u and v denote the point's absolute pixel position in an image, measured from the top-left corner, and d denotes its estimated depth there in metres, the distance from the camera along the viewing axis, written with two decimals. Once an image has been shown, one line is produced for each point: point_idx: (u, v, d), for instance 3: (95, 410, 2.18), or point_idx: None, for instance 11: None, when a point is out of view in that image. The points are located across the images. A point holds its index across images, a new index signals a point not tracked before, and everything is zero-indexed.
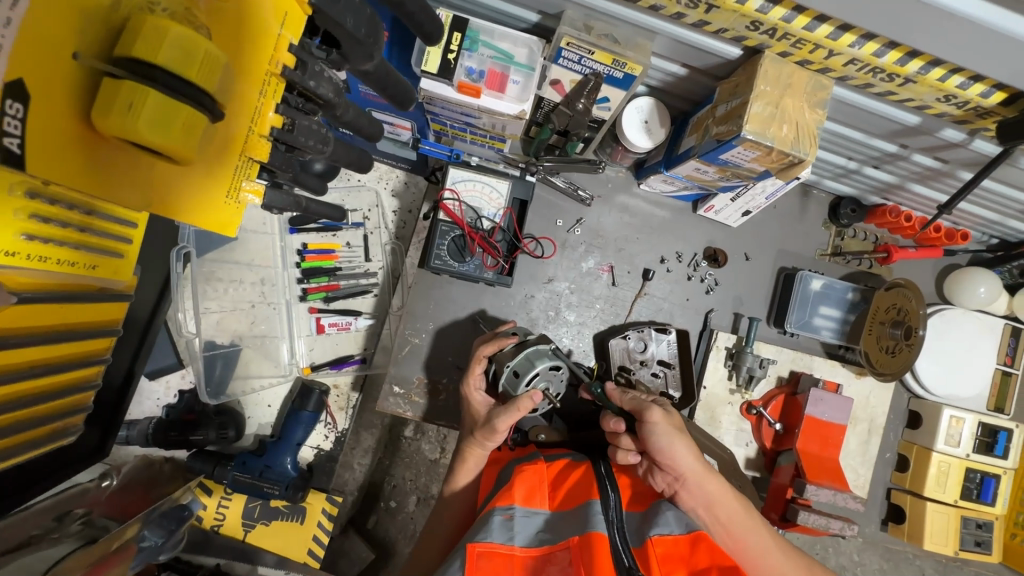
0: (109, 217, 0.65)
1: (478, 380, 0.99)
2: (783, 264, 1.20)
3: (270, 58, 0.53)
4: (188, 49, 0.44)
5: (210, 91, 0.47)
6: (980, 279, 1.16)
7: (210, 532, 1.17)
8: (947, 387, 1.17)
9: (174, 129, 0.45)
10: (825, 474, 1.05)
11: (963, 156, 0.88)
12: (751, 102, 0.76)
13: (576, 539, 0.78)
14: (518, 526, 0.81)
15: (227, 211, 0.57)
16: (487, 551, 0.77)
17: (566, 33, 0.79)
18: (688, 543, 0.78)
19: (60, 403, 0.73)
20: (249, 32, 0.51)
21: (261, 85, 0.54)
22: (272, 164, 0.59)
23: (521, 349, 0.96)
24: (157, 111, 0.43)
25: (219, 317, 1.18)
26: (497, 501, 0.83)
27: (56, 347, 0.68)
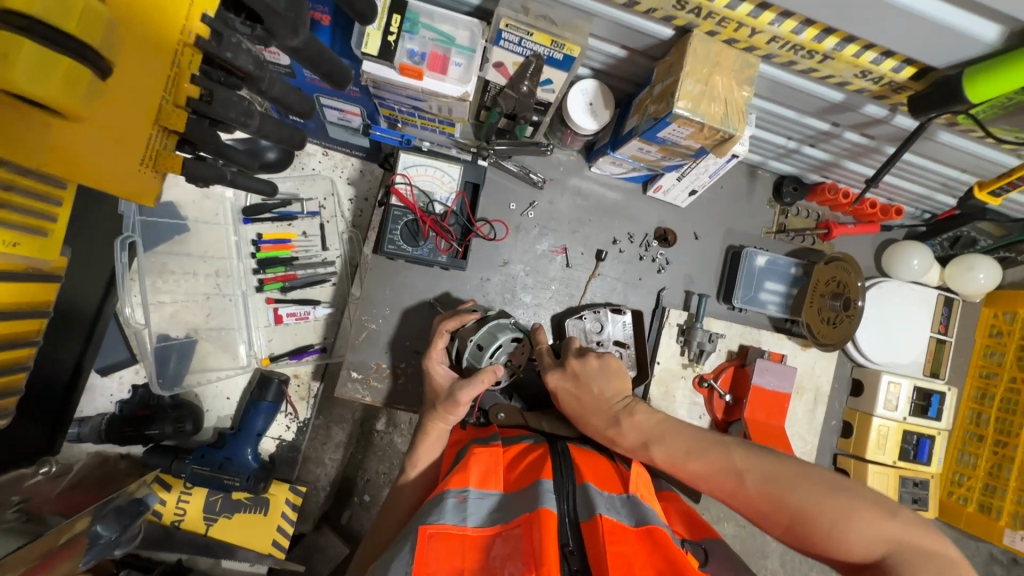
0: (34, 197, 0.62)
1: (439, 355, 1.00)
2: (731, 242, 1.24)
3: (181, 28, 0.53)
4: (66, 0, 0.43)
5: (95, 45, 0.46)
6: (913, 252, 1.23)
7: (171, 528, 1.16)
8: (885, 354, 1.23)
9: (55, 81, 0.44)
10: (771, 440, 1.10)
11: (886, 131, 0.93)
12: (682, 79, 0.79)
13: (527, 516, 0.77)
14: (471, 508, 0.81)
15: (142, 179, 0.57)
16: (438, 531, 0.76)
17: (504, 15, 0.82)
18: (637, 534, 0.75)
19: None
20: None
21: (173, 55, 0.54)
22: (190, 134, 0.58)
23: (483, 325, 0.99)
24: (34, 60, 0.42)
25: (173, 309, 1.17)
26: (451, 484, 0.83)
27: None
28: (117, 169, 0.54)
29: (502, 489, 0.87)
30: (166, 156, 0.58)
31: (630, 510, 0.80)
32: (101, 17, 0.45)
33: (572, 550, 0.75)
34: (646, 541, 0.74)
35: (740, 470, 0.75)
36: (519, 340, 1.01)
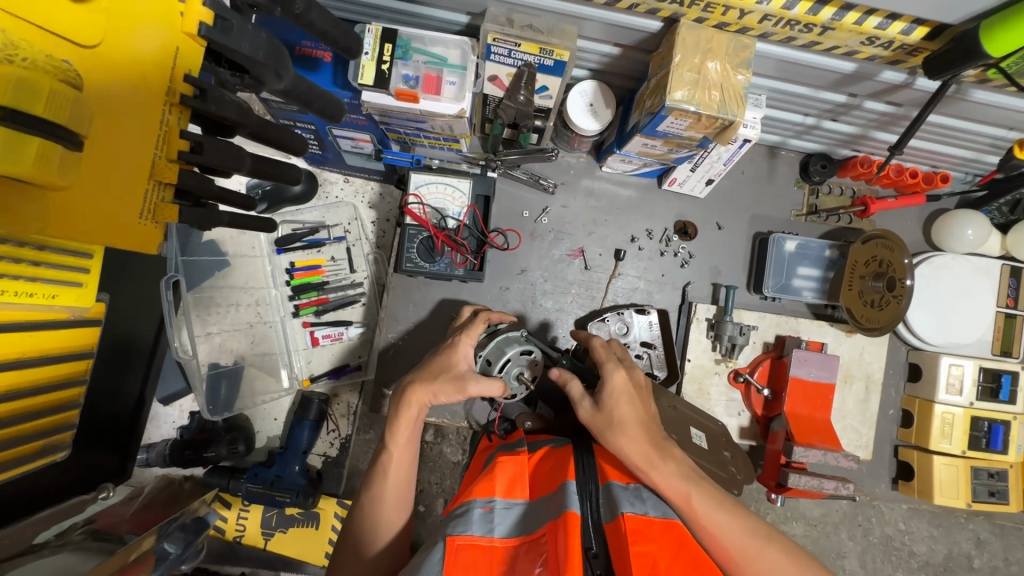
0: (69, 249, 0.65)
1: (473, 333, 0.94)
2: (758, 228, 1.19)
3: (167, 90, 0.53)
4: (35, 85, 0.42)
5: (65, 123, 0.45)
6: (966, 221, 1.12)
7: (233, 543, 1.26)
8: (943, 334, 1.13)
9: (27, 160, 0.43)
10: (815, 434, 1.04)
11: (911, 96, 0.87)
12: (674, 70, 0.77)
13: (553, 523, 0.75)
14: (498, 518, 0.80)
15: (147, 232, 0.55)
16: (466, 543, 0.75)
17: (491, 30, 0.82)
18: (662, 525, 0.74)
19: (40, 422, 0.72)
20: (137, 68, 0.51)
21: (161, 112, 0.53)
22: (185, 186, 0.57)
23: (493, 338, 0.95)
24: (12, 142, 0.42)
25: (221, 339, 1.23)
26: (477, 494, 0.83)
27: (26, 373, 0.67)
28: (124, 226, 0.52)
29: (528, 496, 0.86)
30: (165, 208, 0.56)
31: (655, 503, 0.79)
32: (68, 94, 0.45)
33: (596, 553, 0.74)
34: (671, 535, 0.74)
35: (748, 534, 0.80)
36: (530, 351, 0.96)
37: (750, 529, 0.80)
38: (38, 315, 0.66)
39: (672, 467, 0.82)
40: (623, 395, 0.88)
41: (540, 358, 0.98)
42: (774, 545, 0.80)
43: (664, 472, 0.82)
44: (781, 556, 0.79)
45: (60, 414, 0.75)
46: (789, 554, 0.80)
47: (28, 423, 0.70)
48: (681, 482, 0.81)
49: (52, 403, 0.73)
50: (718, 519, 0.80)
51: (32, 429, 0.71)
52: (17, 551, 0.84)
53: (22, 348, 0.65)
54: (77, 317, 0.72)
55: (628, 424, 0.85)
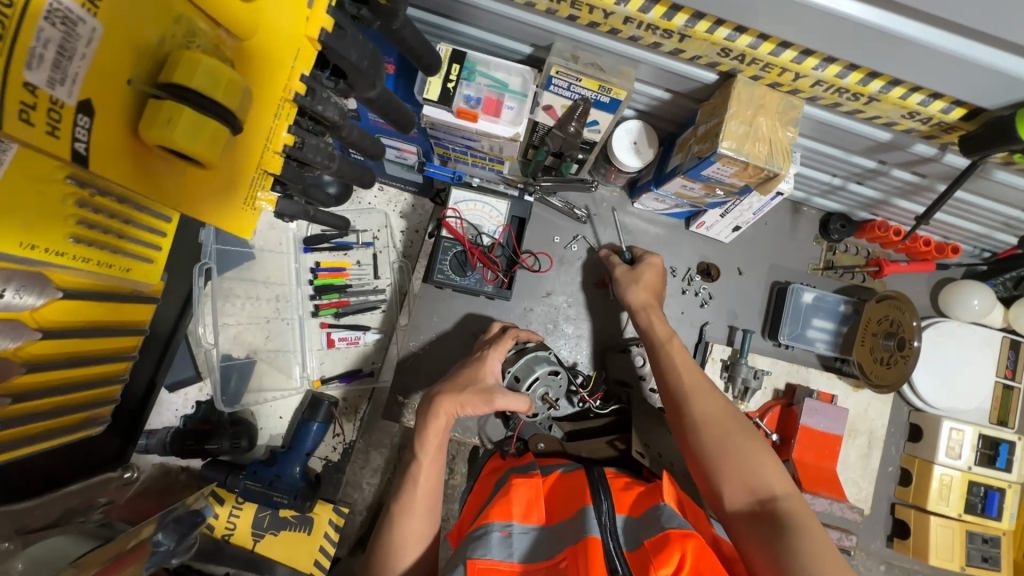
0: (145, 225, 0.66)
1: (500, 348, 0.95)
2: (776, 278, 1.24)
3: (283, 87, 0.55)
4: (218, 74, 0.45)
5: (234, 109, 0.48)
6: (973, 292, 1.18)
7: (221, 542, 1.21)
8: (945, 398, 1.17)
9: (203, 141, 0.45)
10: (821, 484, 1.06)
11: (938, 170, 0.93)
12: (726, 120, 0.81)
13: (573, 546, 0.75)
14: (516, 543, 0.80)
15: (246, 217, 0.58)
16: (487, 567, 0.75)
17: (555, 64, 0.87)
18: (679, 536, 0.73)
19: (88, 394, 0.72)
20: (270, 66, 0.53)
21: (276, 109, 0.55)
22: (281, 176, 0.60)
23: (521, 355, 0.97)
24: (193, 125, 0.44)
25: (236, 330, 1.25)
26: (494, 517, 0.82)
27: (85, 343, 0.67)
28: (230, 209, 0.55)
29: (545, 521, 0.86)
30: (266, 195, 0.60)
31: (671, 516, 0.79)
32: (238, 85, 0.47)
33: None
34: (690, 545, 0.72)
35: (703, 382, 0.91)
36: (557, 372, 0.99)
37: (742, 428, 0.84)
38: (105, 285, 0.66)
39: (704, 384, 0.90)
40: (652, 291, 1.05)
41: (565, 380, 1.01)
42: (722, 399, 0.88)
43: (656, 317, 1.01)
44: (727, 405, 0.87)
45: (102, 389, 0.74)
46: (730, 409, 0.87)
47: (77, 393, 0.70)
48: (663, 329, 1.00)
49: (97, 376, 0.72)
50: (711, 407, 0.87)
51: (82, 400, 0.72)
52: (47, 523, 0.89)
53: (87, 318, 0.66)
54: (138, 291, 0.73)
55: (655, 314, 1.02)
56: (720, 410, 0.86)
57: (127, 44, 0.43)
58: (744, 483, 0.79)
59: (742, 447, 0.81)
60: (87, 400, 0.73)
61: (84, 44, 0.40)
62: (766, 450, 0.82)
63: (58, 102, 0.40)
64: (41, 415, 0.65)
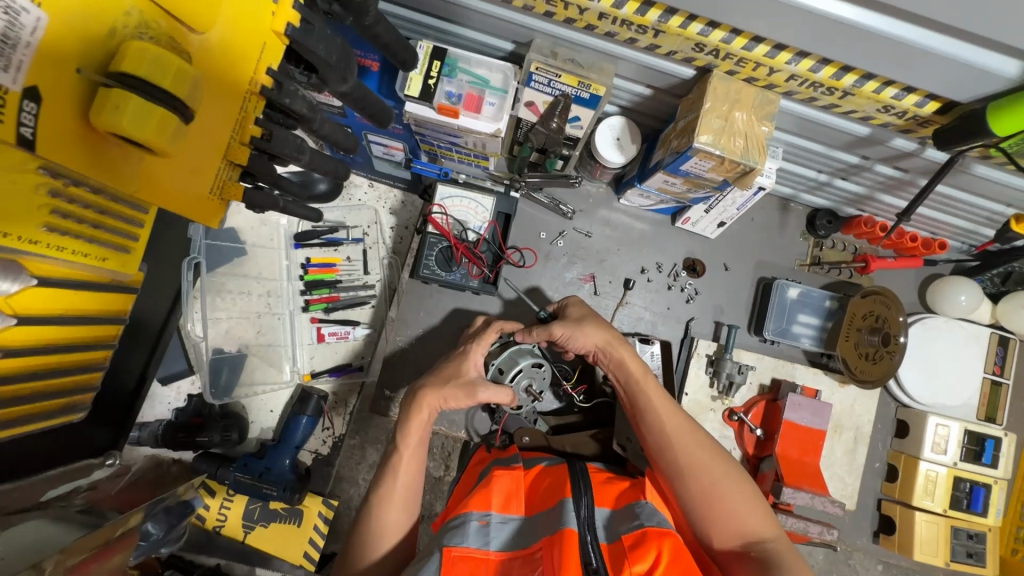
0: (123, 217, 0.67)
1: (483, 342, 0.97)
2: (763, 274, 1.24)
3: (249, 78, 0.56)
4: (166, 63, 0.46)
5: (185, 98, 0.48)
6: (960, 287, 1.18)
7: (211, 533, 1.21)
8: (931, 393, 1.17)
9: (152, 128, 0.46)
10: (804, 477, 1.06)
11: (919, 164, 0.93)
12: (702, 115, 0.82)
13: (549, 538, 0.76)
14: (494, 532, 0.81)
15: (211, 206, 0.59)
16: (463, 555, 0.76)
17: (535, 59, 0.88)
18: (656, 536, 0.74)
19: (69, 380, 0.74)
20: (231, 57, 0.54)
21: (241, 100, 0.57)
22: (252, 167, 0.61)
23: (505, 349, 1.00)
24: (140, 111, 0.45)
25: (228, 325, 1.27)
26: (473, 506, 0.84)
27: (62, 330, 0.69)
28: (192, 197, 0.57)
29: (524, 512, 0.87)
30: (232, 186, 0.60)
31: (650, 515, 0.80)
32: (190, 74, 0.48)
33: (597, 567, 0.73)
34: (666, 544, 0.73)
35: (684, 423, 0.87)
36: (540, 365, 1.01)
37: (729, 472, 0.83)
38: (83, 275, 0.68)
39: (686, 425, 0.87)
40: (607, 327, 0.98)
41: (549, 371, 1.03)
42: (705, 438, 0.86)
43: (621, 352, 0.95)
44: (712, 444, 0.86)
45: (81, 376, 0.76)
46: (715, 448, 0.85)
47: (55, 379, 0.71)
48: (633, 364, 0.94)
49: (75, 364, 0.74)
50: (697, 452, 0.84)
51: (63, 387, 0.74)
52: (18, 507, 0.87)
53: (64, 305, 0.67)
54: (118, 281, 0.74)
55: (624, 350, 0.95)
56: (705, 453, 0.84)
57: (78, 36, 0.45)
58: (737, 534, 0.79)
59: (733, 496, 0.81)
60: (68, 385, 0.74)
61: (29, 33, 0.42)
62: (754, 496, 0.81)
63: (3, 88, 0.41)
64: (17, 399, 0.67)
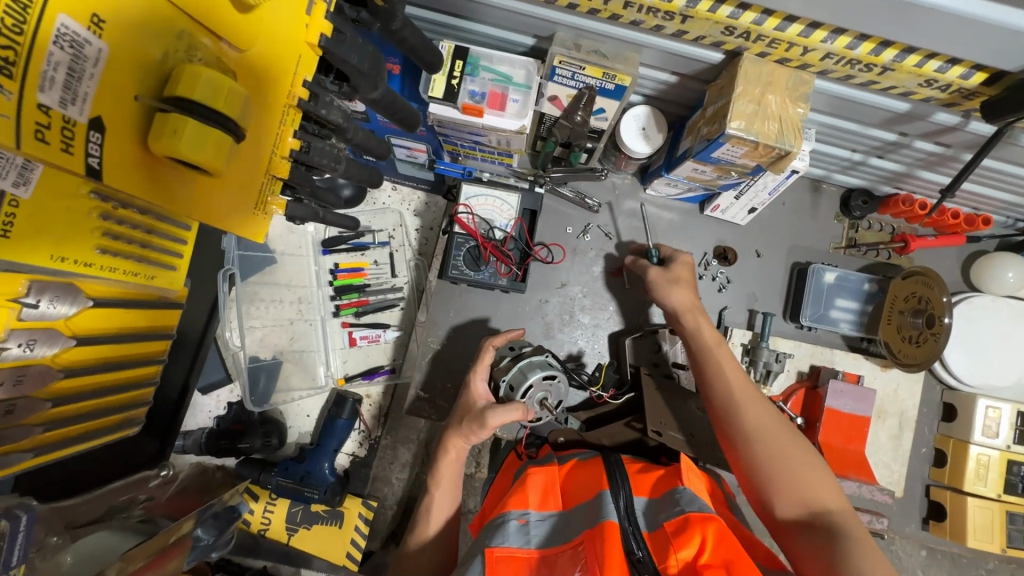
0: (168, 236, 0.70)
1: (483, 369, 0.99)
2: (796, 259, 1.21)
3: (288, 93, 0.57)
4: (219, 85, 0.47)
5: (234, 118, 0.49)
6: (1007, 264, 1.14)
7: (258, 536, 1.25)
8: (979, 375, 1.14)
9: (208, 150, 0.47)
10: (850, 467, 1.05)
11: (962, 138, 0.89)
12: (734, 101, 0.80)
13: (589, 532, 0.76)
14: (533, 530, 0.82)
15: (258, 223, 0.60)
16: (505, 555, 0.77)
17: (558, 53, 0.87)
18: (699, 520, 0.73)
19: (122, 396, 0.77)
20: (273, 74, 0.55)
21: (282, 115, 0.57)
22: (292, 180, 0.62)
23: (516, 362, 0.96)
24: (197, 134, 0.46)
25: (262, 333, 1.29)
26: (512, 505, 0.84)
27: (115, 348, 0.71)
28: (242, 215, 0.58)
29: (562, 507, 0.87)
30: (276, 201, 0.62)
31: (690, 500, 0.79)
32: (239, 94, 0.49)
33: (641, 558, 0.74)
34: (711, 529, 0.71)
35: (752, 396, 0.88)
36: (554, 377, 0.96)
37: (795, 445, 0.82)
38: (131, 292, 0.71)
39: (753, 395, 0.87)
40: (688, 292, 1.01)
41: (566, 382, 0.98)
42: (774, 412, 0.86)
43: (696, 319, 0.98)
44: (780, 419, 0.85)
45: (138, 391, 0.80)
46: (783, 424, 0.85)
47: (112, 396, 0.75)
48: (705, 331, 0.96)
49: (129, 379, 0.77)
50: (762, 421, 0.84)
51: (117, 403, 0.77)
52: (91, 519, 0.95)
53: (114, 323, 0.70)
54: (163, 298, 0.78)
55: (697, 316, 0.98)
56: (771, 424, 0.84)
57: (138, 64, 0.46)
58: (798, 504, 0.78)
59: (796, 466, 0.80)
60: (120, 402, 0.77)
61: (92, 64, 0.43)
62: (819, 471, 0.80)
63: (71, 121, 0.43)
64: (77, 417, 0.70)
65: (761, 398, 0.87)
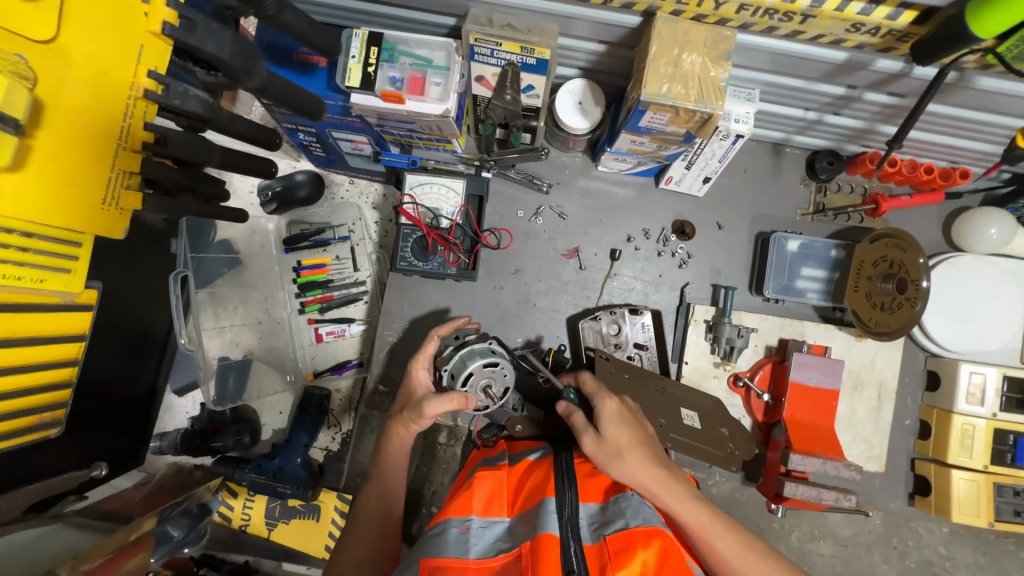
0: (53, 239, 0.66)
1: (425, 359, 0.98)
2: (761, 228, 1.15)
3: (130, 87, 0.64)
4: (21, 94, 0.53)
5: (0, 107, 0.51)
6: (988, 219, 1.06)
7: (238, 531, 1.30)
8: (963, 340, 1.06)
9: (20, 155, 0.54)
10: (817, 442, 1.00)
11: (912, 85, 0.83)
12: (650, 64, 0.76)
13: (528, 545, 0.71)
14: (474, 538, 0.77)
15: (111, 215, 0.68)
16: (440, 565, 0.72)
17: (472, 30, 0.84)
18: (645, 534, 0.70)
19: (40, 397, 0.79)
20: (97, 69, 0.61)
21: (124, 109, 0.64)
22: (147, 173, 0.70)
23: (458, 350, 0.93)
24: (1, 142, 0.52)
25: (233, 334, 1.27)
26: (453, 512, 0.80)
27: (14, 352, 0.71)
28: (87, 205, 0.64)
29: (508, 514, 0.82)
30: (130, 196, 0.69)
31: (636, 512, 0.75)
32: None
33: (578, 573, 0.68)
34: (655, 544, 0.69)
35: (716, 531, 0.79)
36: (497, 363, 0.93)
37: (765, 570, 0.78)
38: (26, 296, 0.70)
39: (723, 527, 0.79)
40: (641, 446, 0.82)
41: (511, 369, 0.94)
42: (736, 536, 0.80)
43: (641, 445, 0.82)
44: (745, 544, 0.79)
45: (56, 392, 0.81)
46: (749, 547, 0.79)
47: (22, 397, 0.75)
48: (648, 459, 0.81)
49: (42, 381, 0.78)
50: (733, 559, 0.78)
51: (36, 403, 0.79)
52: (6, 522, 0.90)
53: (11, 328, 0.70)
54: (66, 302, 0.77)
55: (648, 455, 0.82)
56: (736, 554, 0.78)
57: None
58: None
59: None
60: (37, 403, 0.79)
61: None
62: None
63: None
64: None
65: (705, 507, 0.81)
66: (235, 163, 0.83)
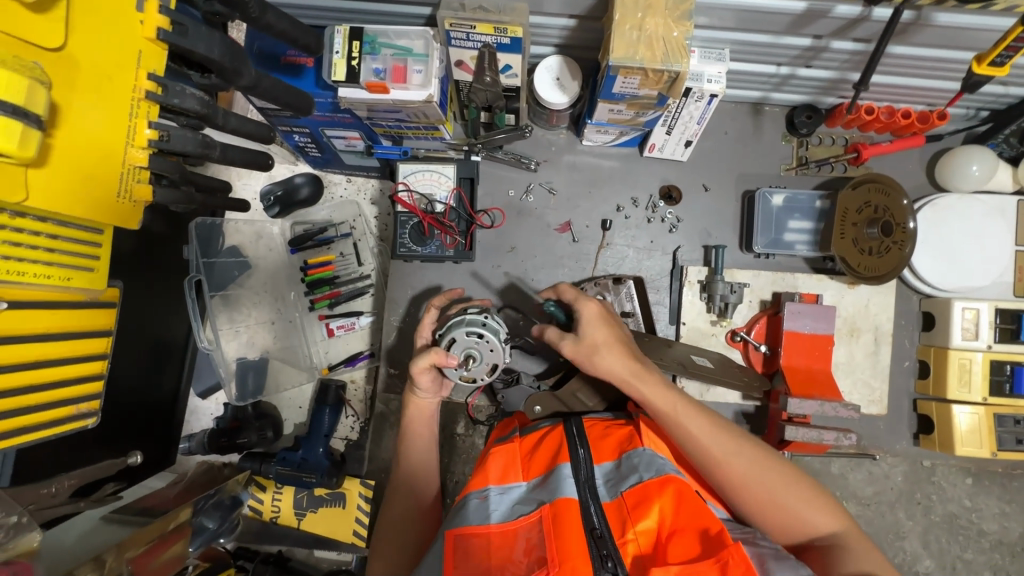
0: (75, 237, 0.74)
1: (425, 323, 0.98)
2: (747, 187, 1.18)
3: (133, 87, 0.69)
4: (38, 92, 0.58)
5: (23, 103, 0.56)
6: (969, 157, 1.07)
7: (269, 522, 1.35)
8: (952, 278, 1.08)
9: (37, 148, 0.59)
10: (813, 387, 1.03)
11: (874, 29, 0.85)
12: (616, 30, 0.80)
13: (549, 507, 0.71)
14: (494, 505, 0.74)
15: (123, 207, 0.74)
16: (465, 534, 0.70)
17: (447, 16, 0.88)
18: (659, 485, 0.71)
19: (70, 390, 0.84)
20: (100, 71, 0.66)
21: (130, 109, 0.70)
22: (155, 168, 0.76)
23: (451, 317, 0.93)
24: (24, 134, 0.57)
25: (248, 336, 1.34)
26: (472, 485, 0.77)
27: (49, 347, 0.78)
28: (99, 197, 0.71)
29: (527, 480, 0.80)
30: (138, 188, 0.75)
31: (649, 464, 0.74)
32: None
33: (602, 532, 0.68)
34: (670, 492, 0.69)
35: (715, 441, 0.76)
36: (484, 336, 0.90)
37: (771, 470, 0.76)
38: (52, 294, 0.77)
39: (721, 433, 0.77)
40: (619, 350, 0.84)
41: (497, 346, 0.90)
42: (740, 443, 0.77)
43: (618, 358, 0.83)
44: (751, 448, 0.77)
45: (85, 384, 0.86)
46: (752, 453, 0.76)
47: (57, 390, 0.81)
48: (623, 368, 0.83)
49: (75, 374, 0.84)
50: (738, 462, 0.76)
51: (64, 395, 0.83)
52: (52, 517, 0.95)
53: (45, 324, 0.77)
54: (92, 298, 0.84)
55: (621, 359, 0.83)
56: (741, 462, 0.76)
57: None
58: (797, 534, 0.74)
59: (783, 500, 0.74)
60: (70, 394, 0.84)
61: None
62: (808, 492, 0.75)
63: None
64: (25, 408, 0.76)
65: (691, 405, 0.79)
66: (230, 154, 0.87)
